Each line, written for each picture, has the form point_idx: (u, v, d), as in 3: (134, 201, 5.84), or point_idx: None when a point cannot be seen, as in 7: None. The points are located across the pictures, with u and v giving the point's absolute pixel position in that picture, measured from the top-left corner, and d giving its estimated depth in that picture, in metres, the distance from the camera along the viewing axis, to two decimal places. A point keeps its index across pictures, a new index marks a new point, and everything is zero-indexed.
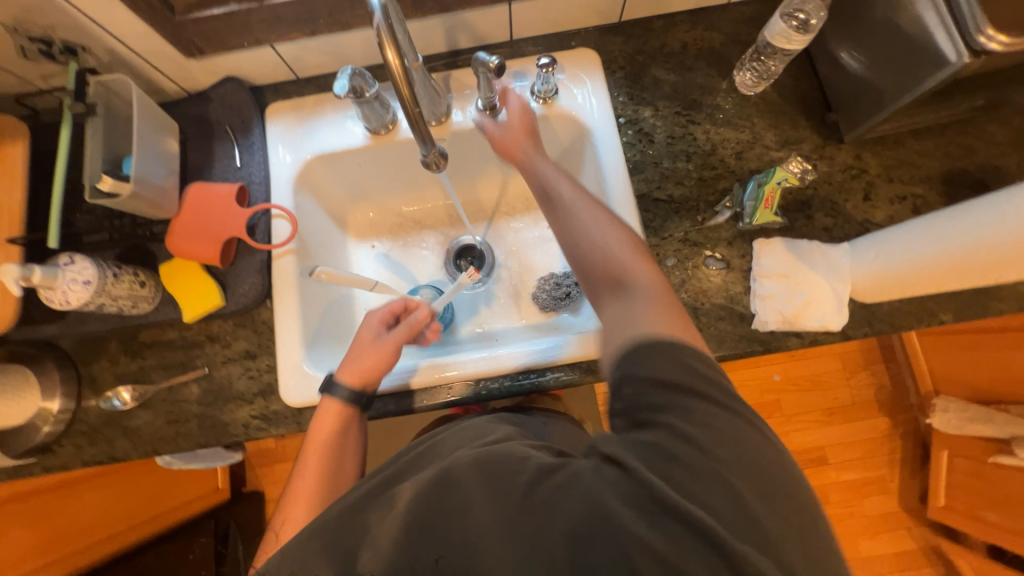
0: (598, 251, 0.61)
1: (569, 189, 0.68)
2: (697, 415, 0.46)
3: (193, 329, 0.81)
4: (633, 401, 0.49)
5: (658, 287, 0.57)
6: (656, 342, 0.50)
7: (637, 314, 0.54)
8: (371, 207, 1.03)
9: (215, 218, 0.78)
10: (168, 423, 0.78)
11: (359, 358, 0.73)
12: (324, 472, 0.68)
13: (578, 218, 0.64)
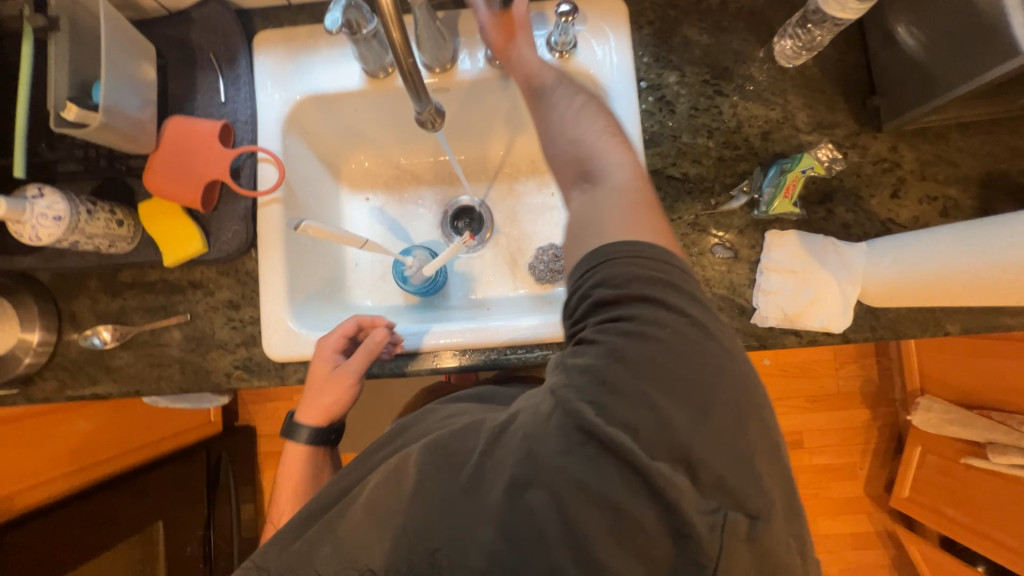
0: (575, 139, 0.62)
1: (552, 80, 0.68)
2: (640, 335, 0.46)
3: (175, 273, 0.78)
4: (582, 321, 0.51)
5: (628, 175, 0.58)
6: (616, 240, 0.52)
7: (604, 206, 0.55)
8: (366, 156, 0.97)
9: (197, 158, 0.73)
10: (150, 365, 0.77)
11: (319, 392, 0.73)
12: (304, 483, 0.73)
13: (562, 122, 0.63)
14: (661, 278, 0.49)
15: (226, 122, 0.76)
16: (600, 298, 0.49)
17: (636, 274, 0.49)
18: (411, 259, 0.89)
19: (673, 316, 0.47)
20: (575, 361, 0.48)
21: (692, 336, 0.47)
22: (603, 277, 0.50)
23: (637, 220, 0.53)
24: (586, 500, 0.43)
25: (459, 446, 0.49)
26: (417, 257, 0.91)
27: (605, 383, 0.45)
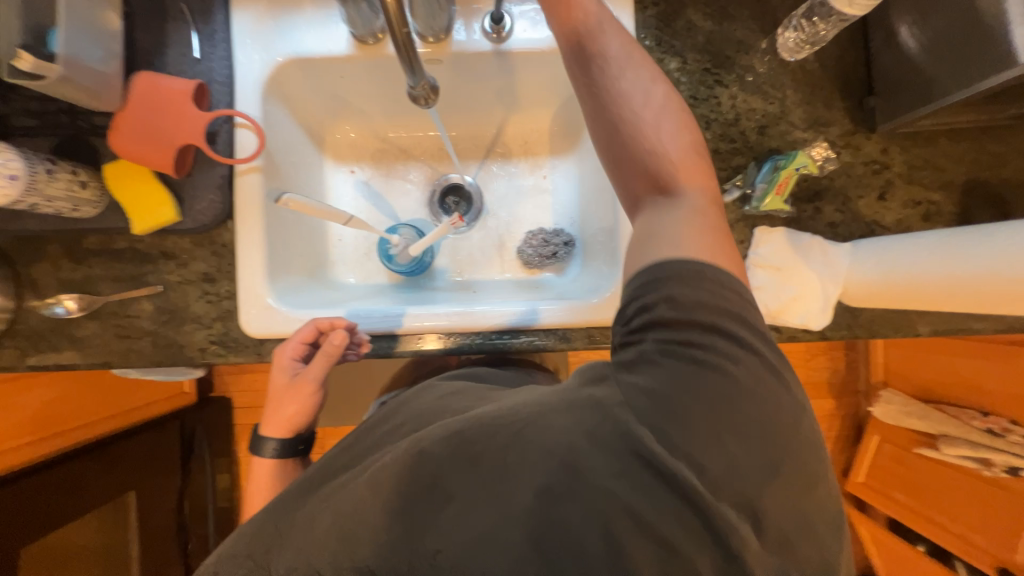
0: (649, 133, 0.57)
1: (623, 54, 0.61)
2: (709, 363, 0.44)
3: (146, 242, 0.74)
4: (643, 335, 0.47)
5: (703, 188, 0.56)
6: (697, 256, 0.49)
7: (682, 219, 0.52)
8: (352, 126, 0.93)
9: (168, 118, 0.68)
10: (119, 338, 0.74)
11: (281, 402, 0.72)
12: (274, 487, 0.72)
13: (632, 120, 0.58)
14: (736, 310, 0.47)
15: (200, 82, 0.71)
16: (670, 317, 0.46)
17: (714, 302, 0.46)
18: (397, 238, 0.87)
19: (743, 347, 0.45)
20: (633, 379, 0.45)
21: (761, 372, 0.44)
22: (675, 295, 0.47)
23: (714, 236, 0.51)
24: (598, 496, 0.41)
25: (480, 434, 0.45)
26: (403, 236, 0.89)
27: (667, 408, 0.42)
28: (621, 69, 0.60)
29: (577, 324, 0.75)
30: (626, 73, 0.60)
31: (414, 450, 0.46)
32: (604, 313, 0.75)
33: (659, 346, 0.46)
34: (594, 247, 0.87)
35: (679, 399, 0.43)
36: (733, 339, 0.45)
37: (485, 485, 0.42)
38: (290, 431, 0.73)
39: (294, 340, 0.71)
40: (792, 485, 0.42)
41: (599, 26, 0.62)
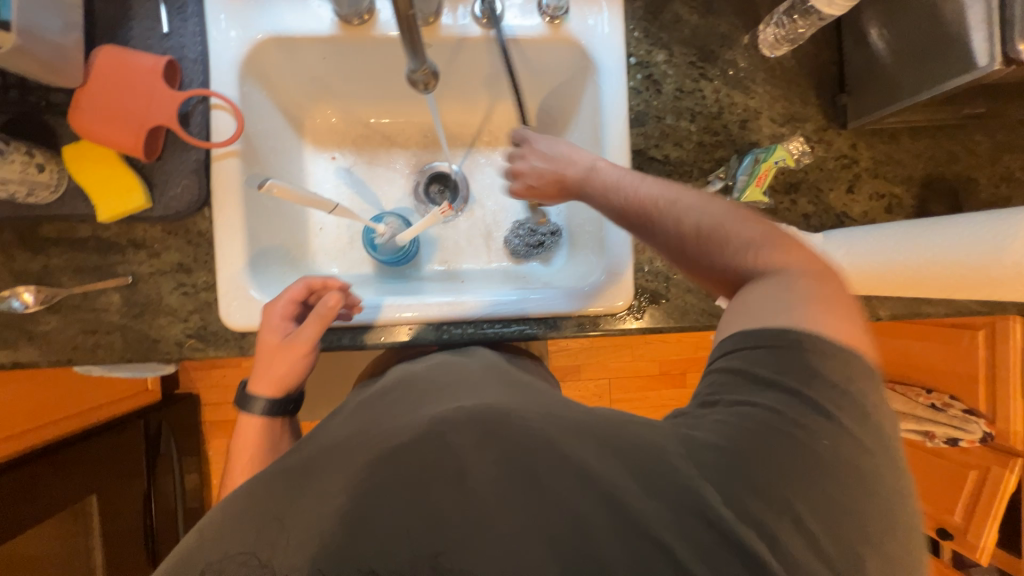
0: (727, 236, 0.54)
1: (657, 184, 0.60)
2: (781, 418, 0.44)
3: (113, 230, 0.69)
4: (717, 397, 0.47)
5: (800, 254, 0.52)
6: (798, 337, 0.46)
7: (786, 307, 0.48)
8: (333, 110, 0.89)
9: (137, 96, 0.63)
10: (85, 333, 0.69)
11: (269, 358, 0.68)
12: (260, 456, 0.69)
13: (679, 229, 0.56)
14: (823, 369, 0.45)
15: (170, 59, 0.67)
16: (741, 370, 0.47)
17: (796, 362, 0.46)
18: (383, 226, 0.85)
19: (824, 402, 0.44)
20: (694, 433, 0.45)
21: (839, 434, 0.43)
22: (751, 352, 0.47)
23: (825, 309, 0.48)
24: (617, 497, 0.43)
25: (510, 418, 0.48)
26: (389, 225, 0.87)
27: (722, 451, 0.43)
28: (667, 196, 0.58)
29: (568, 313, 0.76)
30: (670, 194, 0.59)
31: (431, 431, 0.47)
32: (594, 301, 0.76)
33: (732, 403, 0.46)
34: (581, 237, 0.88)
35: (742, 447, 0.43)
36: (816, 395, 0.44)
37: (501, 460, 0.45)
38: (280, 391, 0.69)
39: (285, 300, 0.68)
40: (843, 510, 0.41)
41: (621, 173, 0.63)
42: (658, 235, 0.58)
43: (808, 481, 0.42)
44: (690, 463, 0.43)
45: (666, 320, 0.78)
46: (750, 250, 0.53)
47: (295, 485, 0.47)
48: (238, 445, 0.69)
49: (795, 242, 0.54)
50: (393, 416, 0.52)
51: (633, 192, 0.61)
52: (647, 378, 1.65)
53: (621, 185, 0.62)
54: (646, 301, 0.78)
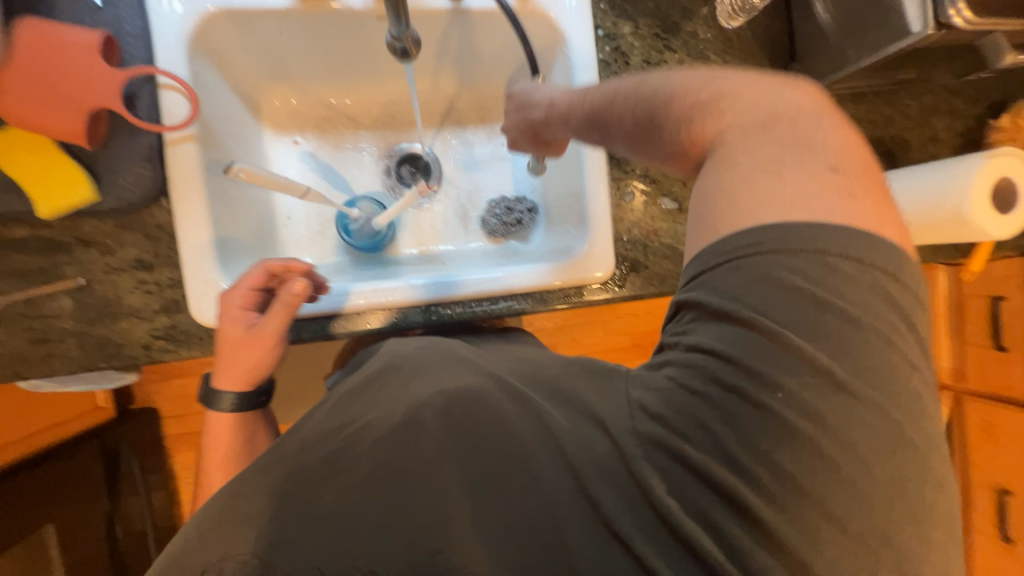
0: (667, 111, 0.47)
1: (601, 90, 0.56)
2: (733, 369, 0.40)
3: (55, 227, 0.63)
4: (677, 342, 0.44)
5: (751, 107, 0.44)
6: (746, 241, 0.40)
7: (734, 192, 0.41)
8: (292, 92, 0.85)
9: (72, 75, 0.57)
10: (34, 343, 0.63)
11: (230, 354, 0.66)
12: (232, 451, 0.68)
13: (629, 110, 0.51)
14: (783, 300, 0.39)
15: (107, 34, 0.61)
16: (693, 308, 0.43)
17: (756, 295, 0.39)
18: (356, 211, 0.83)
19: (790, 338, 0.39)
20: (642, 396, 0.44)
21: (805, 392, 0.39)
22: (701, 288, 0.42)
23: (783, 180, 0.40)
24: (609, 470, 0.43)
25: (495, 397, 0.48)
26: (362, 210, 0.85)
27: (665, 419, 0.42)
28: (607, 98, 0.54)
29: (554, 285, 0.77)
30: (611, 94, 0.53)
31: (410, 420, 0.47)
32: (577, 272, 0.78)
33: (684, 344, 0.43)
34: (558, 212, 0.89)
35: (686, 415, 0.41)
36: (778, 330, 0.39)
37: (482, 440, 0.46)
38: (245, 386, 0.68)
39: (241, 294, 0.64)
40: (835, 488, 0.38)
41: (570, 96, 0.59)
42: (616, 142, 0.54)
43: (771, 464, 0.39)
44: (643, 443, 0.42)
45: (646, 287, 0.81)
46: (696, 116, 0.45)
47: (294, 472, 0.45)
48: (212, 439, 0.68)
49: (747, 90, 0.45)
50: (371, 406, 0.50)
51: (579, 111, 0.57)
52: (620, 350, 1.71)
53: (568, 110, 0.58)
54: (625, 270, 0.81)
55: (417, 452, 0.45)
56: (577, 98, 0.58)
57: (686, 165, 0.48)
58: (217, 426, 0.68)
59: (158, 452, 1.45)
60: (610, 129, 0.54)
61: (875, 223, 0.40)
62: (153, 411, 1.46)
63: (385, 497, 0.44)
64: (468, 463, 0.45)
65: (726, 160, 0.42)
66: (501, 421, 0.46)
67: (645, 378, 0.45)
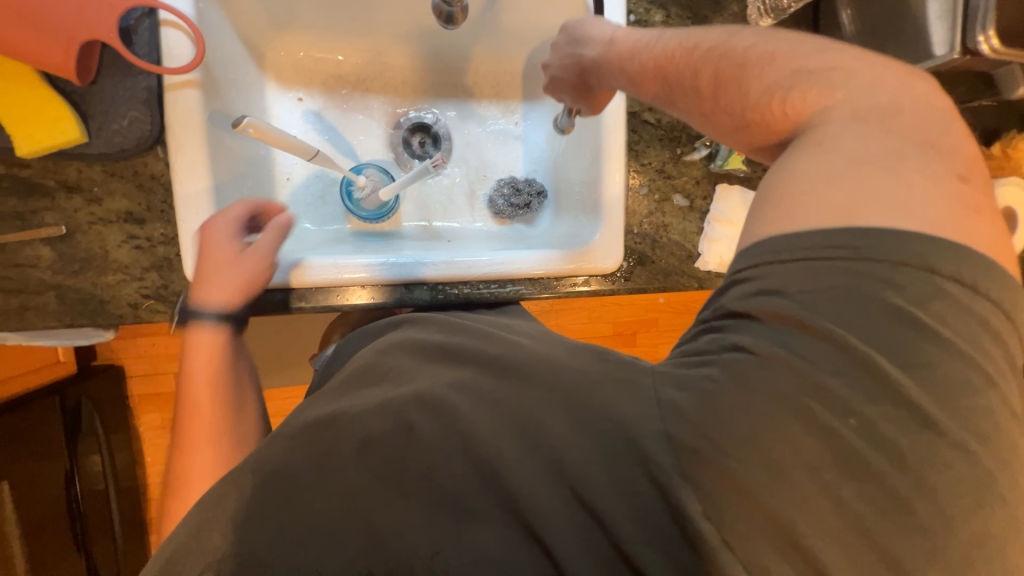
0: (764, 70, 0.46)
1: (679, 37, 0.54)
2: (795, 376, 0.37)
3: (34, 167, 0.57)
4: (732, 337, 0.40)
5: (867, 89, 0.42)
6: (830, 241, 0.38)
7: (832, 181, 0.39)
8: (301, 46, 0.80)
9: (66, 1, 0.52)
10: (6, 293, 0.58)
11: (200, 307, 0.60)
12: (216, 393, 0.59)
13: (715, 67, 0.49)
14: (870, 304, 0.37)
15: None
16: (750, 308, 0.40)
17: (834, 296, 0.38)
18: (364, 179, 0.80)
19: (868, 350, 0.36)
20: (670, 398, 0.40)
21: (879, 411, 0.36)
22: (758, 288, 0.40)
23: (889, 179, 0.38)
24: (624, 479, 0.40)
25: (491, 394, 0.46)
26: (369, 177, 0.81)
27: (698, 424, 0.39)
28: (695, 43, 0.51)
29: (563, 272, 0.77)
30: (698, 42, 0.51)
31: (402, 419, 0.45)
32: (584, 261, 0.77)
33: (732, 344, 0.40)
34: (568, 198, 0.88)
35: (731, 424, 0.38)
36: (853, 338, 0.37)
37: (485, 440, 0.43)
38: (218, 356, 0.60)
39: (201, 235, 0.60)
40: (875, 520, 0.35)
41: (636, 39, 0.58)
42: (676, 102, 0.54)
43: (818, 490, 0.36)
44: (671, 451, 0.39)
45: (651, 281, 0.82)
46: (798, 81, 0.44)
47: (302, 455, 0.44)
48: (193, 376, 0.59)
49: (867, 71, 0.43)
50: (358, 400, 0.48)
51: (650, 52, 0.56)
52: (601, 338, 1.74)
53: (635, 49, 0.57)
54: (631, 263, 0.82)
55: (435, 439, 0.44)
56: (649, 42, 0.57)
57: (764, 135, 0.47)
58: (198, 363, 0.59)
59: (120, 412, 1.38)
60: (686, 86, 0.52)
61: (985, 242, 0.38)
62: (118, 369, 1.39)
63: (390, 486, 0.42)
64: (476, 455, 0.43)
65: (827, 146, 0.41)
66: (512, 418, 0.44)
67: (680, 377, 0.41)
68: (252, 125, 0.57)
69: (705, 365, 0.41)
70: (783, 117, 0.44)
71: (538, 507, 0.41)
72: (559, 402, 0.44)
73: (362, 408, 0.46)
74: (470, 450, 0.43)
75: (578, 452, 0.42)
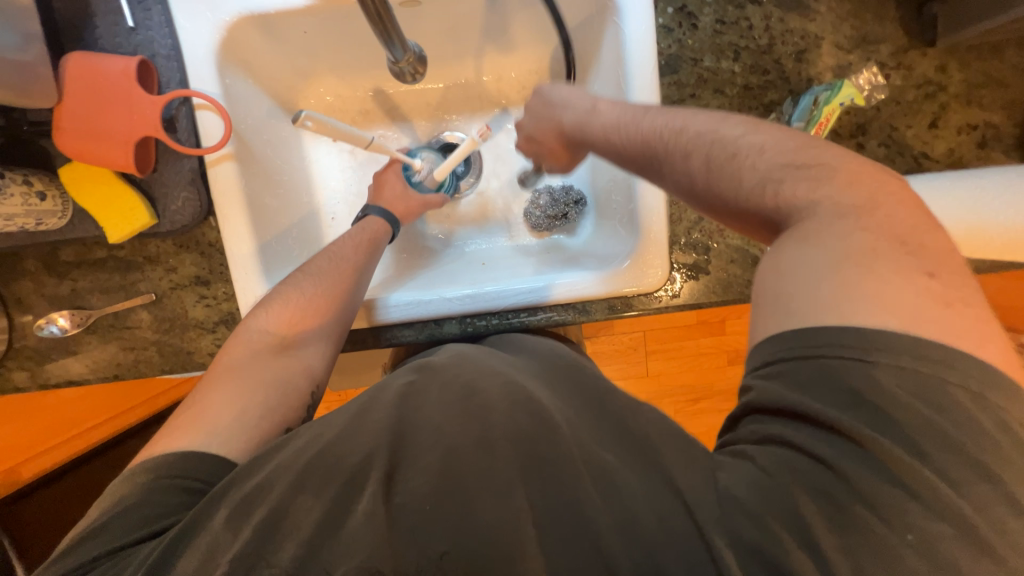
0: (754, 161, 0.45)
1: (666, 117, 0.53)
2: (839, 479, 0.37)
3: (127, 247, 0.69)
4: (765, 427, 0.40)
5: (854, 187, 0.43)
6: (849, 340, 0.38)
7: (838, 279, 0.39)
8: (328, 89, 0.83)
9: (120, 108, 0.61)
10: (124, 350, 0.71)
11: (367, 230, 0.71)
12: (360, 283, 0.66)
13: (696, 158, 0.49)
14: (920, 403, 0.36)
15: (142, 58, 0.63)
16: (783, 406, 0.39)
17: (872, 399, 0.37)
18: (419, 162, 0.79)
19: (896, 438, 0.36)
20: (729, 485, 0.40)
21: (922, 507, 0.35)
22: (783, 380, 0.39)
23: (891, 276, 0.38)
24: (692, 541, 0.39)
25: (581, 424, 0.46)
26: (424, 160, 0.81)
27: (760, 518, 0.38)
28: (681, 127, 0.51)
29: (600, 295, 0.70)
30: (685, 125, 0.51)
31: (484, 443, 0.44)
32: (626, 280, 0.69)
33: (766, 437, 0.40)
34: (607, 206, 0.79)
35: (781, 514, 0.37)
36: (895, 434, 0.36)
37: (558, 487, 0.42)
38: (352, 281, 0.65)
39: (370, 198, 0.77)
40: None
41: (619, 115, 0.57)
42: (659, 178, 0.53)
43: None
44: (735, 533, 0.38)
45: (708, 295, 0.71)
46: (790, 176, 0.44)
47: (325, 470, 0.44)
48: (339, 245, 0.68)
49: (852, 168, 0.44)
50: (436, 405, 0.47)
51: (639, 129, 0.54)
52: (684, 328, 1.57)
53: (621, 126, 0.56)
54: (683, 275, 0.71)
55: (506, 467, 0.43)
56: (635, 124, 0.55)
57: (756, 223, 0.47)
58: (353, 240, 0.69)
59: None
60: (663, 175, 0.52)
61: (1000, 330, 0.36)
62: None
63: (451, 513, 0.41)
64: (535, 488, 0.42)
65: (819, 243, 0.40)
66: (582, 458, 0.43)
67: (734, 467, 0.41)
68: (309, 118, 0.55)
69: (741, 458, 0.41)
70: (778, 209, 0.44)
71: (581, 513, 0.41)
72: (627, 457, 0.43)
73: (437, 425, 0.45)
74: (533, 488, 0.42)
75: (643, 509, 0.40)
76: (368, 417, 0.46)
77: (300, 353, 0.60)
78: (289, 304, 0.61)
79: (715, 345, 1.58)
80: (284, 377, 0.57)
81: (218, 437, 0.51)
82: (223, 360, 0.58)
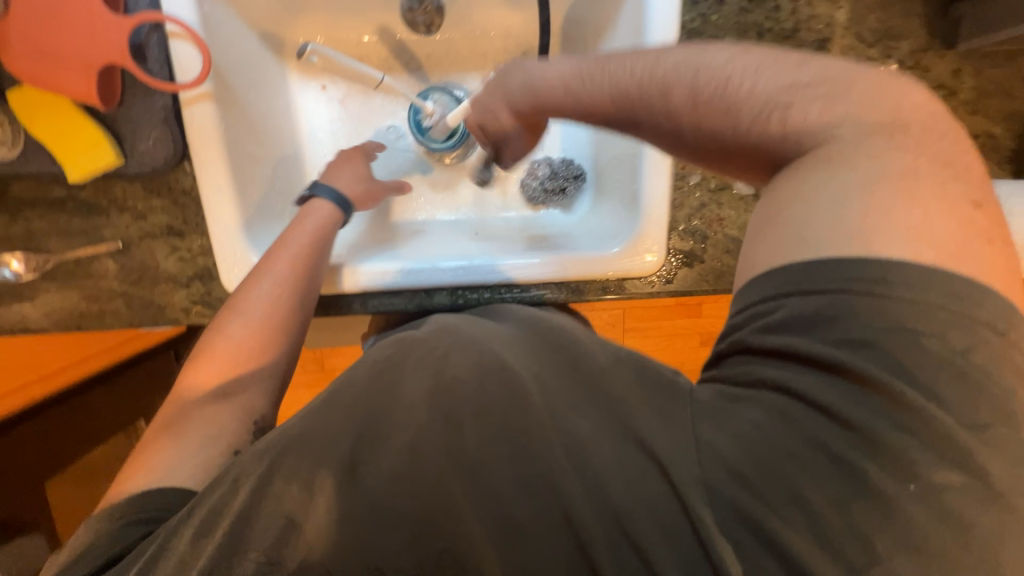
0: (755, 89, 0.41)
1: (634, 61, 0.47)
2: (834, 424, 0.34)
3: (89, 189, 0.63)
4: (755, 369, 0.38)
5: None
6: (842, 273, 0.36)
7: (833, 214, 0.37)
8: (320, 30, 0.75)
9: (82, 29, 0.54)
10: (87, 300, 0.66)
11: (311, 225, 0.64)
12: (295, 295, 0.60)
13: (684, 93, 0.43)
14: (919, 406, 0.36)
15: None
16: (779, 346, 0.37)
17: (887, 339, 0.34)
18: (431, 105, 0.75)
19: (889, 389, 0.33)
20: (707, 437, 0.38)
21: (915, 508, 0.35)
22: (786, 319, 0.37)
23: (908, 207, 0.35)
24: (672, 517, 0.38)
25: (556, 377, 0.44)
26: (436, 103, 0.76)
27: (741, 476, 0.36)
28: (654, 67, 0.45)
29: (593, 276, 0.69)
30: (658, 63, 0.45)
31: (449, 418, 0.42)
32: (620, 263, 0.69)
33: (759, 380, 0.38)
34: (609, 182, 0.77)
35: (769, 470, 0.35)
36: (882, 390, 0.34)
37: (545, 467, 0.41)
38: (294, 293, 0.60)
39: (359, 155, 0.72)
40: None
41: (571, 71, 0.51)
42: (641, 129, 0.47)
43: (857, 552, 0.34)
44: (711, 495, 0.36)
45: (698, 284, 0.72)
46: (798, 99, 0.40)
47: (314, 453, 0.42)
48: (273, 257, 0.61)
49: None
50: (411, 377, 0.45)
51: (607, 78, 0.48)
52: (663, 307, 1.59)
53: (585, 76, 0.50)
54: (678, 262, 0.71)
55: (479, 443, 0.41)
56: (600, 76, 0.48)
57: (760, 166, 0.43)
58: (287, 242, 0.62)
59: None
60: (639, 127, 0.47)
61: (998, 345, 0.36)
62: None
63: (433, 488, 0.40)
64: (513, 465, 0.40)
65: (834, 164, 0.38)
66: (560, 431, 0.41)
67: (719, 412, 0.38)
68: (315, 51, 0.70)
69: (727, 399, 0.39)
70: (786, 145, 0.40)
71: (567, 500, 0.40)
72: (597, 413, 0.42)
73: (415, 392, 0.44)
74: (507, 462, 0.41)
75: (613, 479, 0.39)
76: (348, 390, 0.45)
77: (243, 390, 0.55)
78: (221, 345, 0.56)
79: (690, 326, 1.62)
80: (227, 418, 0.53)
81: (190, 466, 0.49)
82: (163, 415, 0.54)
